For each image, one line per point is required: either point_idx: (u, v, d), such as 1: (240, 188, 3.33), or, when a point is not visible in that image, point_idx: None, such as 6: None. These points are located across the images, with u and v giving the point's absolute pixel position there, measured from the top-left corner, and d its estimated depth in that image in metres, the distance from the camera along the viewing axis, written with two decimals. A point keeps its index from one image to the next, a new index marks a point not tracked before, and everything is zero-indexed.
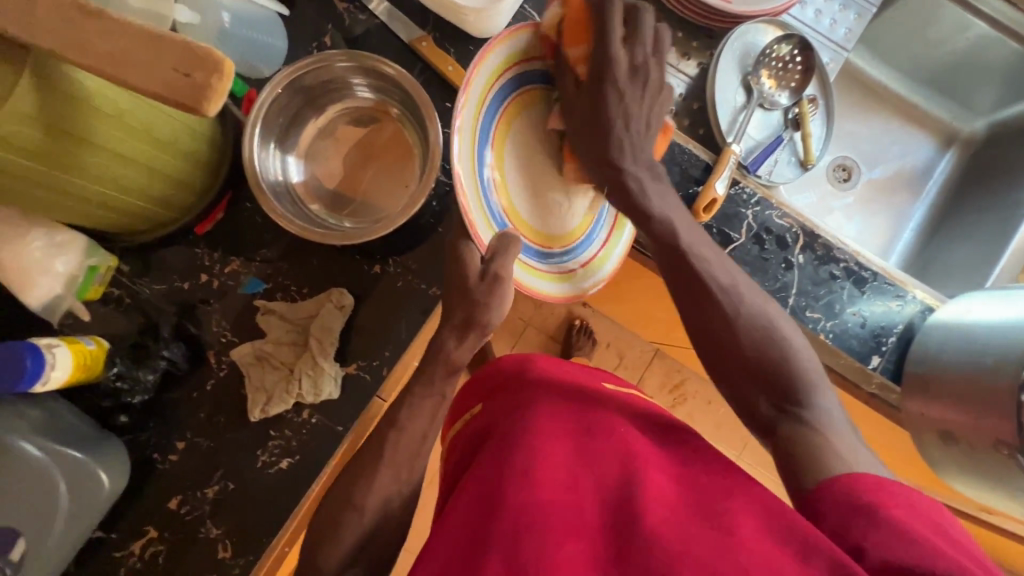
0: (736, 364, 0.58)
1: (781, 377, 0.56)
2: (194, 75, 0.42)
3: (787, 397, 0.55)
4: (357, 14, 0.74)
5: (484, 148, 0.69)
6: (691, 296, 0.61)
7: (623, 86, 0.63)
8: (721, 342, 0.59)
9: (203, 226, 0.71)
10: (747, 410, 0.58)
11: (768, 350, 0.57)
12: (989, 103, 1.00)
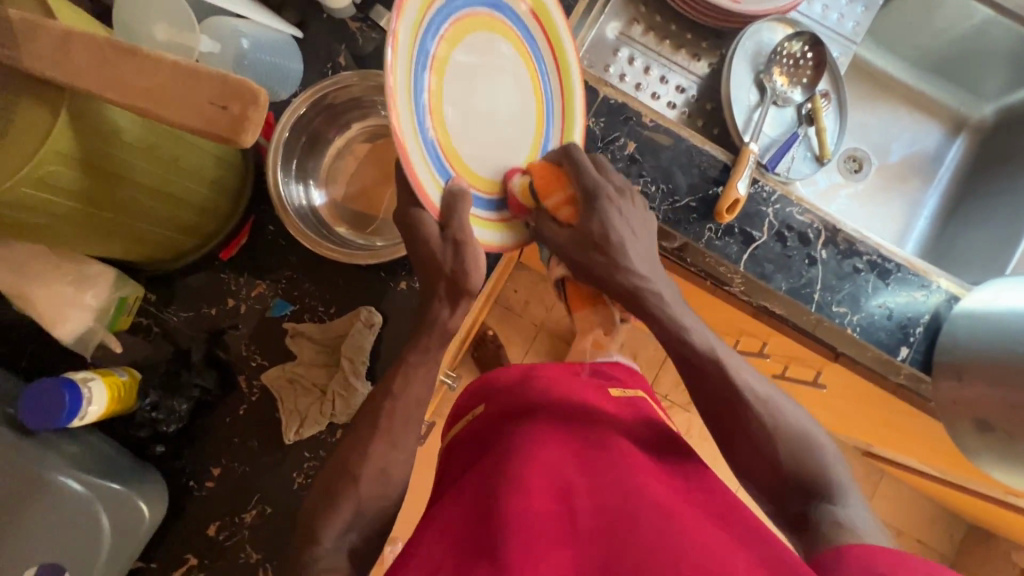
0: (750, 444, 0.59)
1: (810, 478, 0.57)
2: (230, 107, 0.42)
3: (804, 478, 0.57)
4: (369, 32, 0.75)
5: (422, 74, 0.54)
6: (705, 383, 0.60)
7: (615, 207, 0.62)
8: (734, 422, 0.59)
9: (228, 251, 0.71)
10: (756, 484, 0.60)
11: (780, 430, 0.58)
12: (997, 87, 1.00)
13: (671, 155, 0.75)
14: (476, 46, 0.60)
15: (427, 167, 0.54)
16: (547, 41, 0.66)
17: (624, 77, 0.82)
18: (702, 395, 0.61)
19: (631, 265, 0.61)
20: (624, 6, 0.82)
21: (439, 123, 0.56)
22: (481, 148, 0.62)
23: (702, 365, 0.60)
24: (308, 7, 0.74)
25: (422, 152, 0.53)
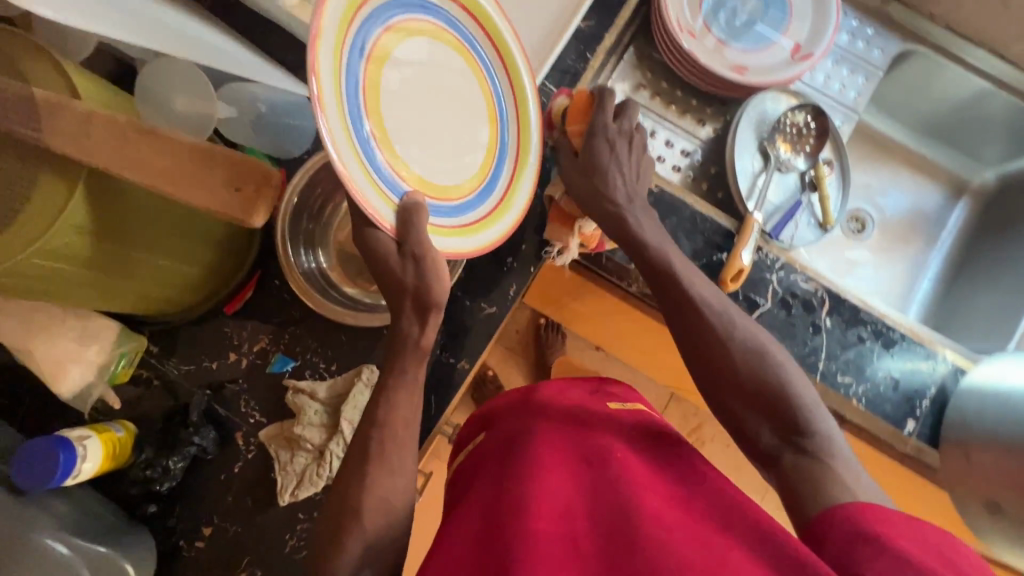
0: (733, 386, 0.57)
1: (787, 411, 0.55)
2: (246, 189, 0.46)
3: (790, 427, 0.54)
4: None
5: (353, 98, 0.52)
6: (689, 318, 0.60)
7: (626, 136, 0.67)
8: (717, 360, 0.58)
9: (233, 305, 0.72)
10: (744, 434, 0.57)
11: (759, 367, 0.57)
12: (997, 155, 1.01)
13: (677, 221, 0.76)
14: (409, 59, 0.57)
15: (368, 173, 0.52)
16: (494, 49, 0.65)
17: None
18: (687, 335, 0.60)
19: (616, 196, 0.65)
20: (632, 70, 0.85)
21: (378, 130, 0.54)
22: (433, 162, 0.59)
23: (686, 303, 0.61)
24: None
25: (359, 160, 0.51)
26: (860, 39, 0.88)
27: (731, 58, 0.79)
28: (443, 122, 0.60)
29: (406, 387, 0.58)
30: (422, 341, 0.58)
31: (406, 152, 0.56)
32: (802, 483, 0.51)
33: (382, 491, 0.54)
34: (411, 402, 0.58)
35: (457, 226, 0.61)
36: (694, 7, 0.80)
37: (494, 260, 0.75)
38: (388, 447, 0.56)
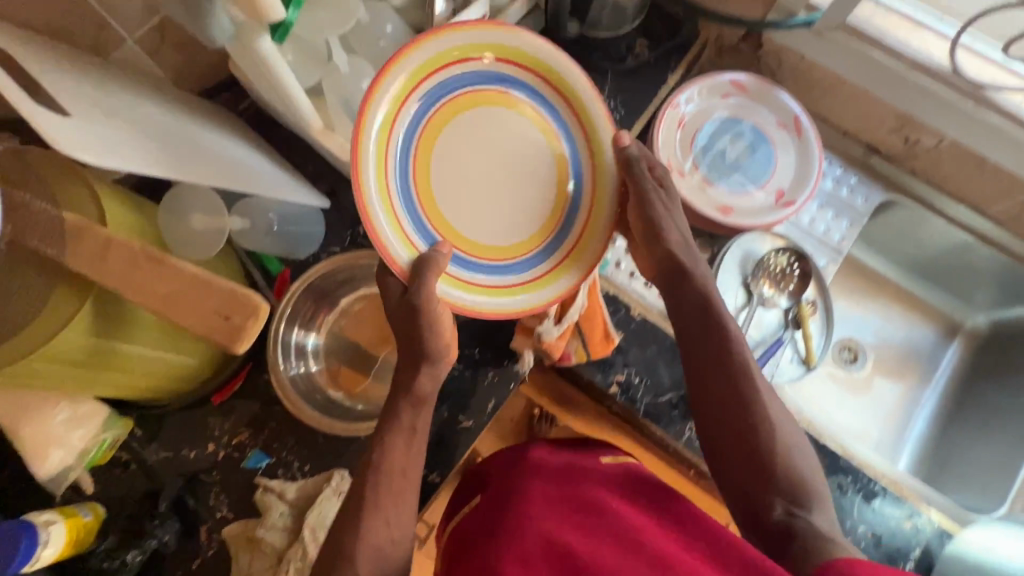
0: (740, 435, 0.59)
1: (789, 481, 0.57)
2: (232, 318, 0.48)
3: (792, 495, 0.57)
4: None
5: (402, 160, 0.61)
6: (714, 355, 0.61)
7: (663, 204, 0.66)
8: (734, 402, 0.59)
9: (220, 396, 0.74)
10: (734, 488, 0.59)
11: (768, 419, 0.59)
12: (988, 301, 1.03)
13: (657, 350, 0.78)
14: (472, 121, 0.64)
15: (399, 228, 0.60)
16: (573, 112, 0.66)
17: (620, 266, 0.84)
18: (708, 370, 0.61)
19: (668, 233, 0.65)
20: None
21: (422, 187, 0.62)
22: (478, 216, 0.65)
23: (714, 337, 0.62)
24: (339, 179, 0.82)
25: (393, 216, 0.60)
26: (834, 182, 0.93)
27: (718, 198, 0.84)
28: (495, 178, 0.65)
29: (404, 432, 0.59)
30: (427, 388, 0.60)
31: (447, 206, 0.64)
32: (795, 538, 0.54)
33: (376, 545, 0.54)
34: (410, 453, 0.58)
35: (477, 280, 0.64)
36: (685, 147, 0.86)
37: (476, 374, 0.76)
38: (386, 497, 0.56)
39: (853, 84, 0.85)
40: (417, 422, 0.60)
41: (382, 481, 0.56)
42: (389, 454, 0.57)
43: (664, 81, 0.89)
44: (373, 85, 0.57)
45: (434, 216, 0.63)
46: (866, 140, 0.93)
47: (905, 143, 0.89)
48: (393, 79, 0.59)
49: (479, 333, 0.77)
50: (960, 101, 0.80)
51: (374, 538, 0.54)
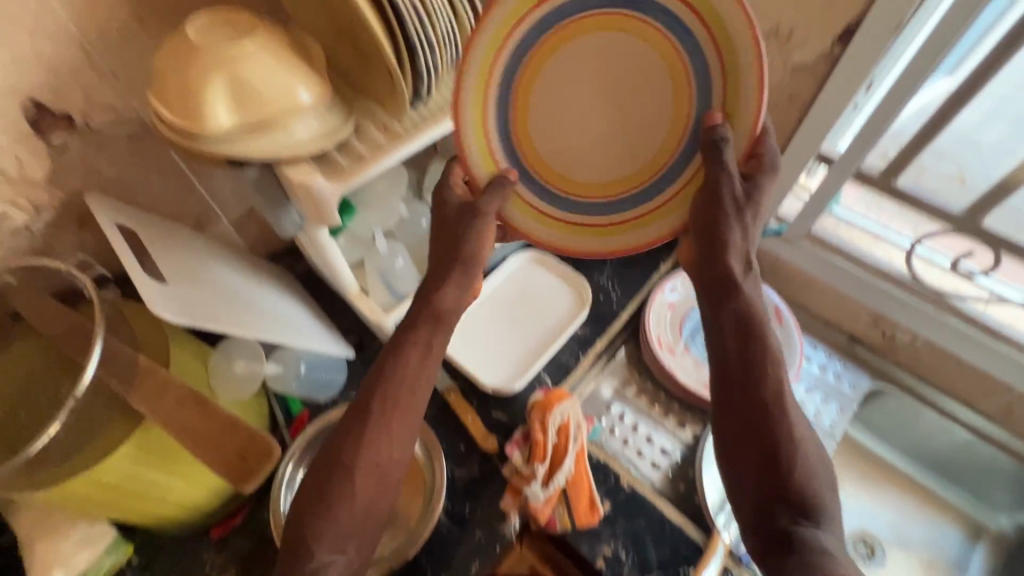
0: (764, 444, 0.54)
1: (804, 489, 0.52)
2: (248, 460, 0.61)
3: (804, 504, 0.51)
4: None
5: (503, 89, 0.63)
6: (745, 353, 0.57)
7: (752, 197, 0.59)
8: (765, 406, 0.55)
9: (219, 531, 0.77)
10: (741, 483, 0.55)
11: (798, 436, 0.54)
12: (1008, 502, 0.98)
13: (647, 523, 0.79)
14: (593, 63, 0.62)
15: (487, 145, 0.65)
16: (711, 40, 0.56)
17: (613, 431, 0.89)
18: (739, 365, 0.57)
19: (733, 232, 0.58)
20: (622, 368, 0.96)
21: (519, 118, 0.65)
22: (570, 156, 0.66)
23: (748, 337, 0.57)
24: (366, 332, 0.93)
25: (483, 130, 0.64)
26: (829, 372, 0.99)
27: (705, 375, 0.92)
28: (597, 129, 0.65)
29: (398, 367, 0.61)
30: (438, 331, 0.63)
31: (543, 142, 0.66)
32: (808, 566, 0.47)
33: (362, 473, 0.57)
34: (398, 410, 0.60)
35: (550, 207, 0.68)
36: (674, 327, 0.97)
37: (465, 533, 0.78)
38: (378, 428, 0.58)
39: (826, 284, 0.94)
40: (413, 363, 0.62)
41: (368, 422, 0.59)
42: (380, 405, 0.59)
43: (657, 269, 1.02)
44: (483, 19, 0.58)
45: (523, 136, 0.66)
46: (849, 331, 0.99)
47: (884, 336, 0.95)
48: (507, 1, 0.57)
49: (472, 491, 0.80)
50: (924, 305, 0.89)
51: (360, 475, 0.57)
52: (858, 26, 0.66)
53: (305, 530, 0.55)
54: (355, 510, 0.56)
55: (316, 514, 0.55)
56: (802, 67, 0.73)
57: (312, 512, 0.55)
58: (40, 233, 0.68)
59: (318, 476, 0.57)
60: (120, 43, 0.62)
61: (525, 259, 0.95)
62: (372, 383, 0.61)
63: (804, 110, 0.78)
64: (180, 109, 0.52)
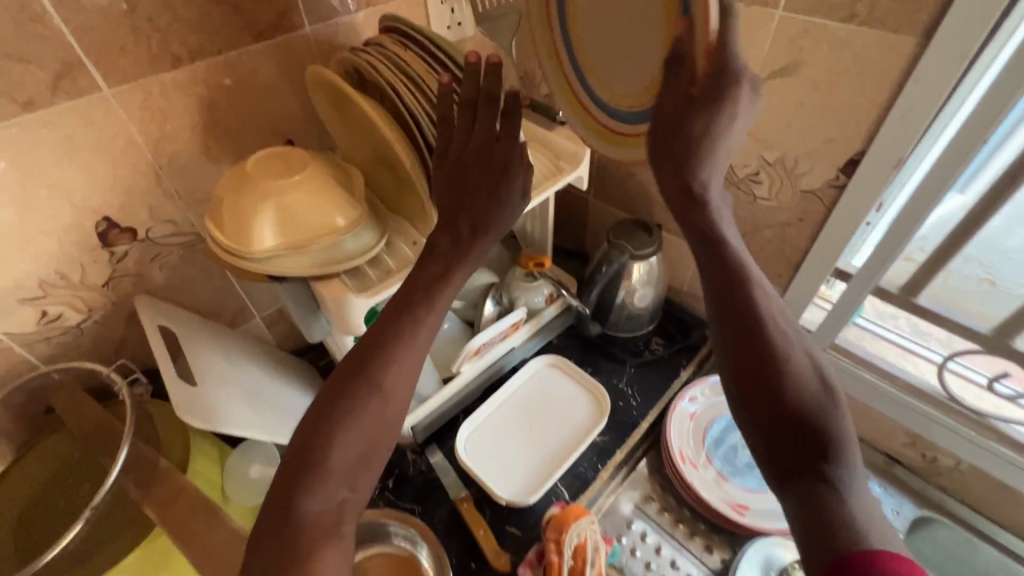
0: (763, 378, 0.43)
1: (819, 428, 0.41)
2: None
3: (819, 448, 0.40)
4: (420, 464, 0.90)
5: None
6: (722, 284, 0.48)
7: (724, 111, 0.47)
8: (755, 334, 0.45)
9: None
10: (750, 418, 0.44)
11: (800, 364, 0.44)
12: None
13: None
14: None
15: (564, 80, 0.63)
16: None
17: (635, 552, 0.86)
18: (720, 298, 0.48)
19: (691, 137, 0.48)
20: (643, 481, 0.93)
21: (573, 5, 0.57)
22: (606, 45, 0.56)
23: (722, 265, 0.49)
24: None
25: (556, 59, 0.63)
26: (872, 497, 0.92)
27: (730, 494, 0.87)
28: None
29: (410, 312, 0.52)
30: (459, 267, 0.55)
31: (588, 6, 0.55)
32: (822, 527, 0.37)
33: (375, 412, 0.47)
34: (412, 344, 0.51)
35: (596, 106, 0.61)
36: (696, 440, 0.94)
37: None
38: (398, 351, 0.50)
39: (853, 398, 0.93)
40: (432, 305, 0.53)
41: (386, 357, 0.50)
42: (392, 339, 0.50)
43: (678, 375, 1.00)
44: None
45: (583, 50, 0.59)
46: (887, 449, 0.94)
47: (925, 458, 0.90)
48: None
49: None
50: (963, 427, 0.82)
51: (370, 410, 0.47)
52: (860, 161, 0.69)
53: (297, 476, 0.44)
54: (352, 446, 0.46)
55: (311, 454, 0.45)
56: (810, 192, 0.77)
57: (306, 453, 0.45)
58: (89, 333, 0.72)
59: (317, 416, 0.47)
60: (188, 169, 0.71)
61: (542, 364, 0.97)
62: (387, 322, 0.52)
63: (815, 231, 0.81)
64: (230, 232, 0.58)
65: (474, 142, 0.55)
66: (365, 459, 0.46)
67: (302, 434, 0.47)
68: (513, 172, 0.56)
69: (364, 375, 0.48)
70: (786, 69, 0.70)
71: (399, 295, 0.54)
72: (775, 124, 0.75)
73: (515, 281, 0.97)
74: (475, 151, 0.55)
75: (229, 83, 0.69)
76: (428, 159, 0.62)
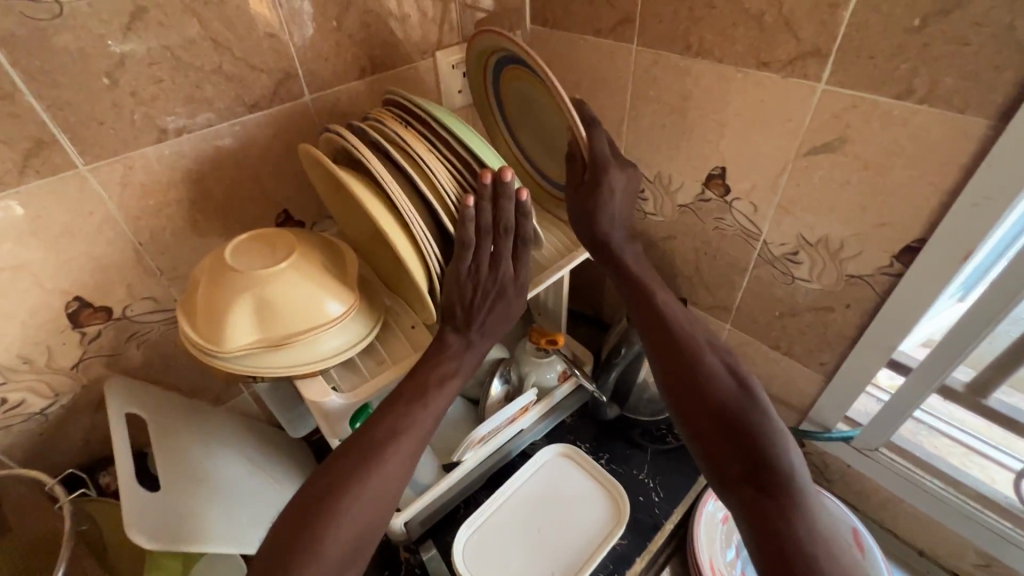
0: (699, 403, 0.54)
1: (757, 446, 0.50)
2: None
3: (760, 463, 0.49)
4: (413, 565, 0.80)
5: (501, 105, 0.78)
6: (658, 336, 0.60)
7: (613, 182, 0.63)
8: (691, 374, 0.56)
9: None
10: (701, 441, 0.53)
11: (729, 390, 0.54)
12: None
13: None
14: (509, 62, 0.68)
15: (526, 170, 0.82)
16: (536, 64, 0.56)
17: None
18: (657, 348, 0.60)
19: (608, 221, 0.65)
20: None
21: (511, 108, 0.76)
22: (538, 145, 0.76)
23: (655, 319, 0.62)
24: None
25: (515, 157, 0.83)
26: None
27: None
28: (532, 110, 0.71)
29: (415, 403, 0.55)
30: (448, 381, 0.57)
31: (519, 116, 0.76)
32: (769, 530, 0.47)
33: (373, 498, 0.48)
34: (415, 431, 0.53)
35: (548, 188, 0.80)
36: (727, 545, 0.83)
37: None
38: (383, 460, 0.50)
39: (911, 505, 0.81)
40: (435, 397, 0.55)
41: (388, 444, 0.51)
42: (396, 426, 0.53)
43: None
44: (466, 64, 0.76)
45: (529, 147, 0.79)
46: (952, 567, 0.81)
47: None
48: (472, 61, 0.73)
49: None
50: None
51: (368, 497, 0.48)
52: (921, 248, 0.61)
53: (287, 563, 0.43)
54: (346, 533, 0.46)
55: (304, 540, 0.45)
56: (858, 278, 0.68)
57: (299, 538, 0.45)
58: (53, 419, 0.66)
59: (311, 500, 0.47)
60: (172, 243, 0.66)
61: (554, 454, 0.88)
62: (391, 409, 0.54)
63: (864, 319, 0.71)
64: (205, 330, 0.52)
65: (487, 262, 0.57)
66: (358, 547, 0.46)
67: (292, 517, 0.47)
68: (516, 281, 0.59)
69: (366, 459, 0.49)
70: (829, 145, 0.63)
71: (402, 388, 0.57)
72: (816, 203, 0.67)
73: (526, 356, 0.89)
74: (487, 267, 0.57)
75: (220, 155, 0.65)
76: (432, 262, 0.56)
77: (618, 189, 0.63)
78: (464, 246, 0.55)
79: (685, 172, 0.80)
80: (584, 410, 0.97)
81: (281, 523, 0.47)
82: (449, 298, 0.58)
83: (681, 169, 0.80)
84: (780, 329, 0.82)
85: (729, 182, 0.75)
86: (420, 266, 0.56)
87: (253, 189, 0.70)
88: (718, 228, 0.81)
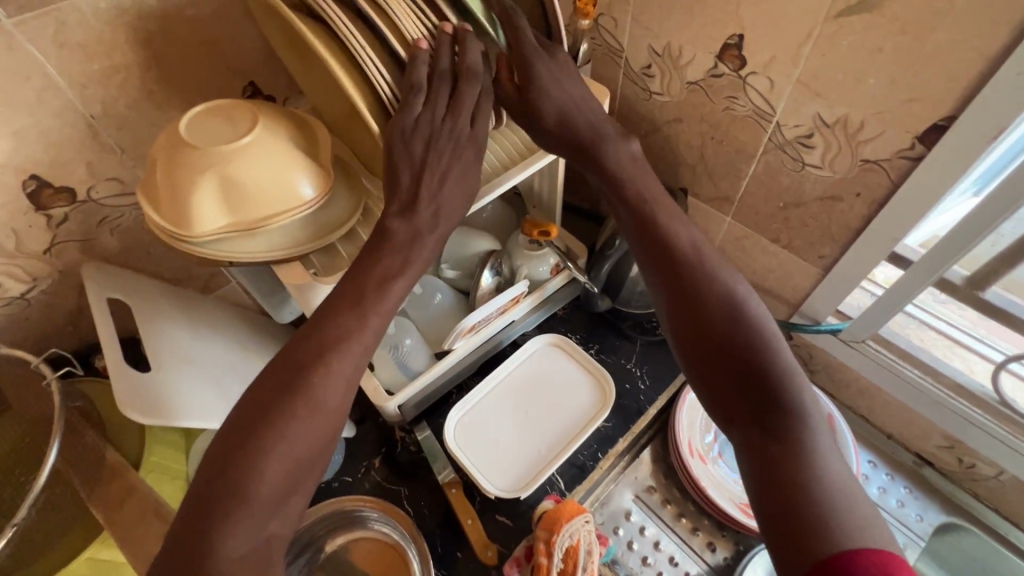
0: (705, 328, 0.50)
1: (768, 382, 0.47)
2: None
3: (770, 402, 0.46)
4: (409, 443, 0.85)
5: None
6: (656, 261, 0.54)
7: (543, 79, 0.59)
8: (692, 302, 0.51)
9: None
10: (709, 373, 0.49)
11: (736, 315, 0.49)
12: None
13: None
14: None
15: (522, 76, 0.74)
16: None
17: (632, 546, 0.82)
18: (657, 274, 0.54)
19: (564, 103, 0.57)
20: (647, 472, 0.87)
21: None
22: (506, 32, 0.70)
23: (650, 239, 0.55)
24: (369, 407, 0.89)
25: None
26: (893, 499, 0.86)
27: (737, 492, 0.81)
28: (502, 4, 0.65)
29: (357, 311, 0.51)
30: (399, 273, 0.53)
31: None
32: (777, 476, 0.43)
33: (306, 432, 0.46)
34: (350, 352, 0.49)
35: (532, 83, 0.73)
36: (706, 431, 0.87)
37: None
38: (308, 391, 0.47)
39: (889, 394, 0.83)
40: (372, 309, 0.51)
41: (316, 367, 0.47)
42: (321, 348, 0.49)
43: None
44: None
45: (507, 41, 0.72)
46: (917, 449, 0.86)
47: (961, 464, 0.82)
48: None
49: None
50: (997, 426, 0.74)
51: (303, 429, 0.46)
52: (949, 126, 0.55)
53: (214, 513, 0.42)
54: (277, 472, 0.44)
55: (233, 480, 0.43)
56: (873, 163, 0.64)
57: (226, 475, 0.43)
58: (37, 304, 0.65)
59: (238, 435, 0.45)
60: (128, 117, 0.60)
61: (542, 345, 0.88)
62: (326, 318, 0.50)
63: (873, 209, 0.68)
64: (170, 213, 0.49)
65: (441, 107, 0.52)
66: (295, 484, 0.45)
67: (217, 455, 0.44)
68: (475, 137, 0.54)
69: (293, 392, 0.46)
70: (865, 3, 0.55)
71: (342, 290, 0.52)
72: (840, 77, 0.61)
73: (518, 249, 0.87)
74: (444, 111, 0.52)
75: (168, 12, 0.57)
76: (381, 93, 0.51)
77: (554, 78, 0.56)
78: (415, 87, 0.51)
79: (697, 43, 0.71)
80: (575, 302, 0.97)
81: (208, 459, 0.44)
82: (393, 154, 0.51)
83: (692, 39, 0.71)
84: (783, 220, 0.78)
85: (745, 54, 0.67)
86: (367, 98, 0.51)
87: (212, 56, 0.62)
88: (729, 109, 0.74)
